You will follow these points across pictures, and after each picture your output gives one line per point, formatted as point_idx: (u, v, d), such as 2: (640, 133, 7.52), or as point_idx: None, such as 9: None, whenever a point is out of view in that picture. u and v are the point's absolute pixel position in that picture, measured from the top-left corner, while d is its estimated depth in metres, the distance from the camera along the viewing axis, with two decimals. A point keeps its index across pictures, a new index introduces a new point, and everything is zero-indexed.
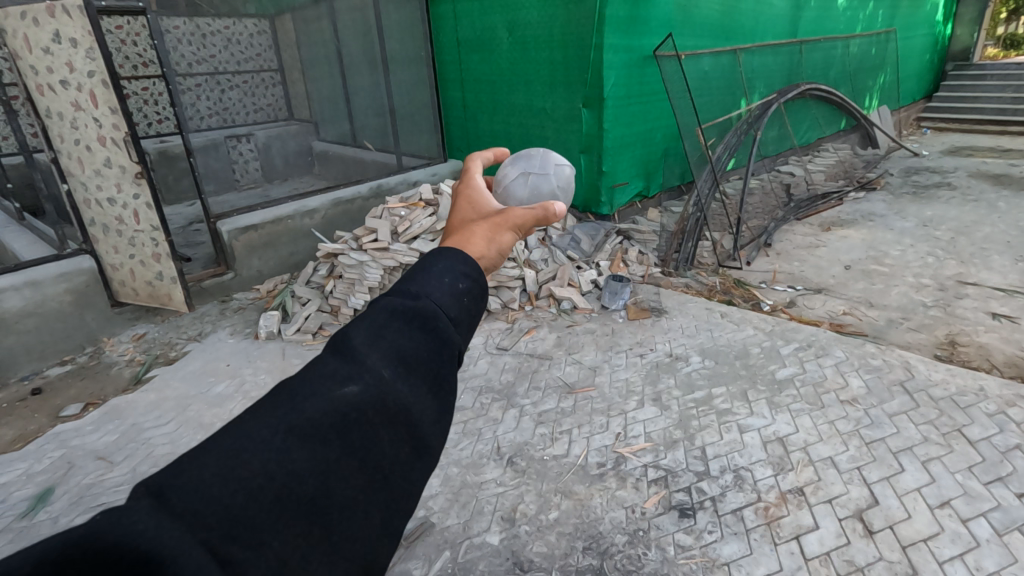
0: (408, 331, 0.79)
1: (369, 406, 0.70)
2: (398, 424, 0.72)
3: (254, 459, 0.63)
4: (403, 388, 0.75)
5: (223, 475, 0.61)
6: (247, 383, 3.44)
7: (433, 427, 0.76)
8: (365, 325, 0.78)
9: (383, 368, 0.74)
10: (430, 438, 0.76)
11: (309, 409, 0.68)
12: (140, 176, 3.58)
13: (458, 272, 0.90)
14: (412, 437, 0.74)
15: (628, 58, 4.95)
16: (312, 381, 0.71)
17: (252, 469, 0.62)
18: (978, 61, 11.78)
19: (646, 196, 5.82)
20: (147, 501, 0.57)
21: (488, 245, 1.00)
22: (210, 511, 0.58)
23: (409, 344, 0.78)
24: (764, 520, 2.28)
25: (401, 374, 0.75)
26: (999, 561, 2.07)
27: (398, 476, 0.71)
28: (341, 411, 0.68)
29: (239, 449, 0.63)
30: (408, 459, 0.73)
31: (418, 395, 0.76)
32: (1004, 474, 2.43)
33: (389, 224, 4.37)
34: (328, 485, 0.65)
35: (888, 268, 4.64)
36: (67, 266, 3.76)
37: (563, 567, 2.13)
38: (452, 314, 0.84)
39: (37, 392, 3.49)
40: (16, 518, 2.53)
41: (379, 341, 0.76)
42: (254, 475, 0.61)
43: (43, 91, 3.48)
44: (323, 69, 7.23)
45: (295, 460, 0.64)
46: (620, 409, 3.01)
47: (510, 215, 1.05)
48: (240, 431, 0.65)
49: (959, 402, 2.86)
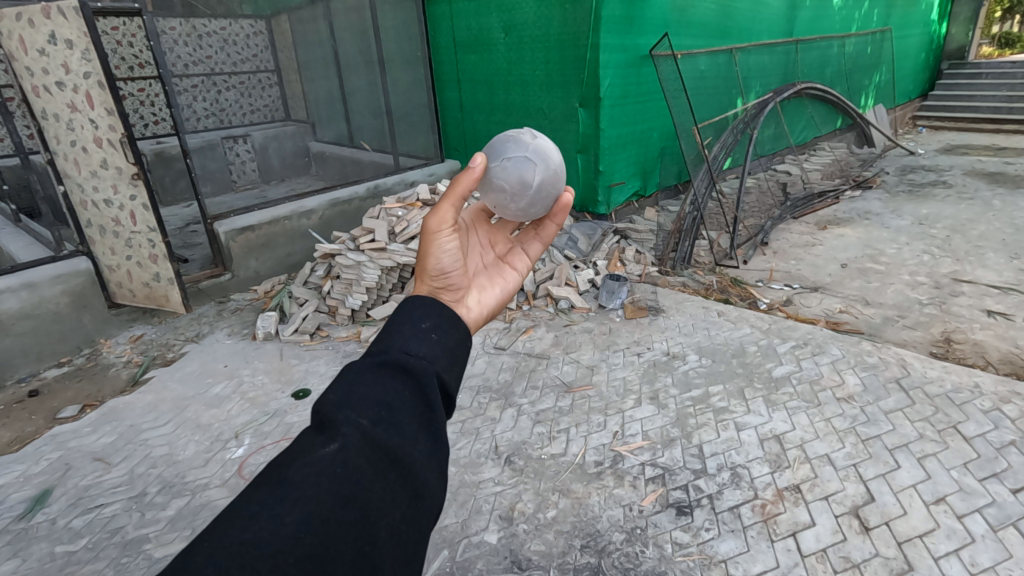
0: (379, 380, 0.84)
1: (354, 458, 0.74)
2: (390, 470, 0.76)
3: (246, 533, 0.66)
4: (388, 433, 0.78)
5: (218, 556, 0.63)
6: (245, 384, 3.44)
7: (429, 465, 0.80)
8: (338, 387, 0.83)
9: (361, 418, 0.78)
10: (427, 476, 0.79)
11: (293, 475, 0.71)
12: (136, 178, 3.57)
13: (419, 316, 0.98)
14: (406, 479, 0.77)
15: (624, 58, 4.97)
16: (294, 449, 0.76)
17: (244, 545, 0.65)
18: (973, 60, 11.83)
19: (644, 195, 5.84)
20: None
21: (423, 277, 1.09)
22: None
23: (384, 389, 0.83)
24: (762, 517, 2.30)
25: (385, 420, 0.79)
26: (993, 557, 2.08)
27: (400, 521, 0.74)
28: (325, 468, 0.72)
29: (229, 526, 0.66)
30: (408, 501, 0.76)
31: (408, 436, 0.80)
32: (999, 469, 2.45)
33: (387, 224, 4.37)
34: (326, 542, 0.68)
35: (884, 266, 4.66)
36: (63, 268, 3.75)
37: (561, 565, 2.14)
38: (420, 354, 0.91)
39: (34, 394, 3.49)
40: (13, 520, 2.53)
41: (354, 397, 0.81)
42: (248, 551, 0.65)
43: (40, 93, 3.48)
44: (320, 68, 7.21)
45: (286, 525, 0.67)
46: (618, 407, 3.02)
47: (421, 227, 1.09)
48: (230, 510, 0.69)
49: (955, 398, 2.88)
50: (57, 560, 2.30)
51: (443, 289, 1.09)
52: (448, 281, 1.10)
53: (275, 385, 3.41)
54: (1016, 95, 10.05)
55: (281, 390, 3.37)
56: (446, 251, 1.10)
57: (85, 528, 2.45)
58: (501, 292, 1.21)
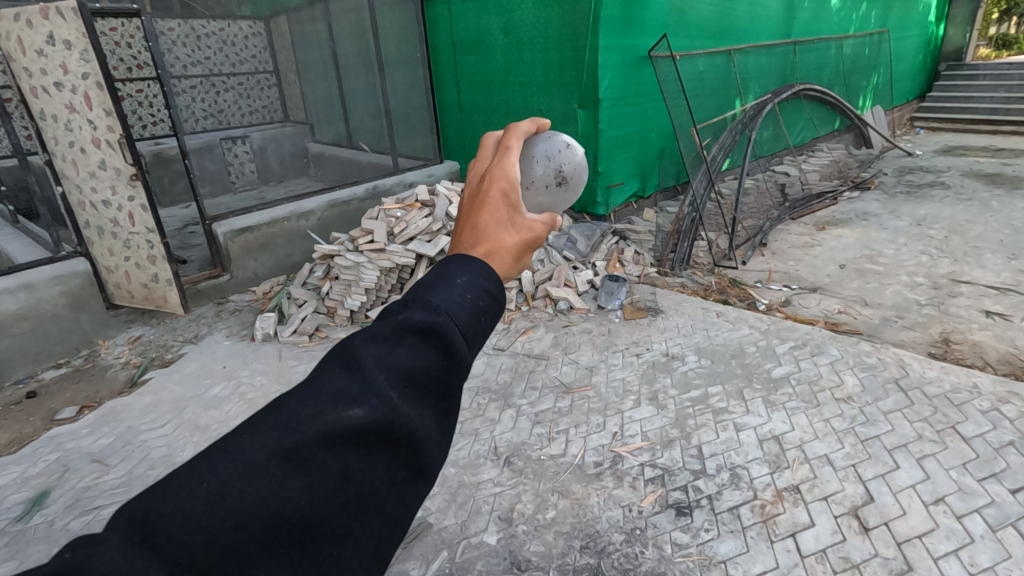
0: (420, 347, 0.72)
1: (371, 431, 0.65)
2: (400, 449, 0.68)
3: (247, 487, 0.60)
4: (411, 411, 0.69)
5: (214, 502, 0.58)
6: (243, 385, 3.43)
7: (437, 451, 0.72)
8: (378, 339, 0.72)
9: (392, 388, 0.68)
10: (432, 462, 0.71)
11: (307, 429, 0.63)
12: (135, 179, 3.56)
13: (481, 287, 0.82)
14: (411, 461, 0.69)
15: (623, 59, 4.97)
16: (316, 395, 0.66)
17: (242, 498, 0.59)
18: (970, 61, 11.86)
19: (642, 195, 5.84)
20: (124, 533, 0.55)
21: (509, 265, 0.91)
22: (197, 544, 0.55)
23: (421, 360, 0.71)
24: (760, 518, 2.30)
25: (410, 395, 0.70)
26: (993, 557, 2.08)
27: (394, 503, 0.68)
28: (341, 435, 0.63)
29: (232, 474, 0.60)
30: (405, 483, 0.69)
31: (426, 417, 0.71)
32: (998, 469, 2.45)
33: (386, 225, 4.37)
34: (323, 514, 0.61)
35: (882, 266, 4.67)
36: (62, 268, 3.75)
37: (561, 566, 2.14)
38: (470, 330, 0.77)
39: (32, 395, 3.48)
40: (11, 522, 2.53)
41: (389, 358, 0.70)
42: (241, 505, 0.58)
43: (38, 93, 3.47)
44: (318, 69, 7.20)
45: (290, 489, 0.60)
46: (617, 408, 3.02)
47: (538, 231, 0.96)
48: (238, 450, 0.62)
49: (953, 399, 2.88)
50: None
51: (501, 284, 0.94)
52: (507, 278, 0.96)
53: (274, 386, 3.41)
54: (1013, 96, 10.09)
55: (280, 391, 3.37)
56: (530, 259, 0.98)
57: (83, 530, 2.44)
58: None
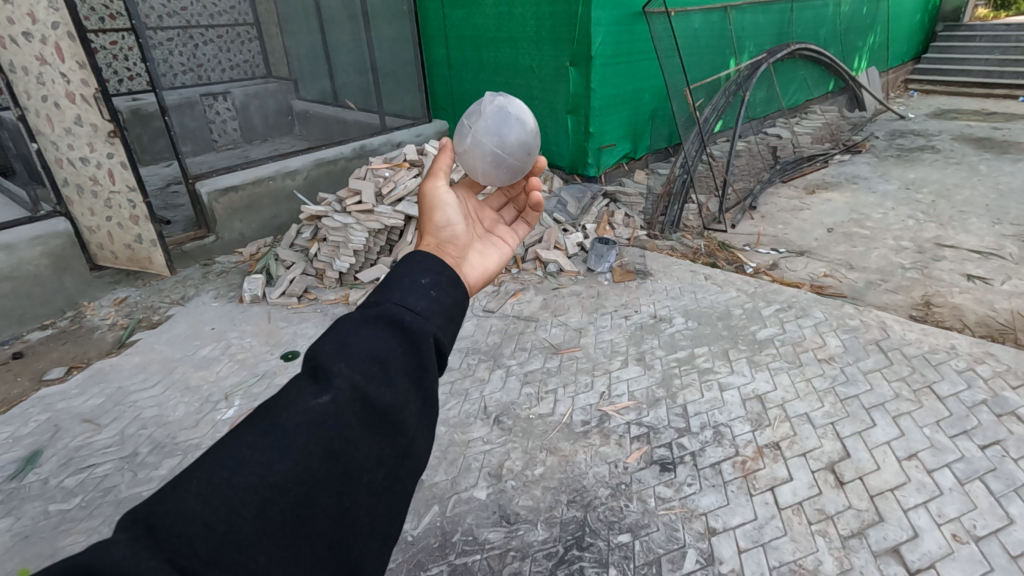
0: (376, 331, 0.83)
1: (343, 413, 0.74)
2: (378, 426, 0.77)
3: (236, 475, 0.68)
4: (378, 389, 0.79)
5: (205, 498, 0.66)
6: (233, 346, 3.43)
7: (417, 425, 0.81)
8: (335, 335, 0.82)
9: (354, 372, 0.78)
10: (413, 436, 0.81)
11: (284, 422, 0.72)
12: (114, 135, 3.48)
13: (419, 271, 0.98)
14: (391, 439, 0.78)
15: (616, 15, 4.83)
16: (287, 396, 0.76)
17: (231, 485, 0.67)
18: (967, 22, 11.68)
19: (633, 157, 5.78)
20: (128, 534, 0.62)
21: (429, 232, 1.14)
22: (196, 535, 0.64)
23: (380, 345, 0.82)
24: (741, 473, 2.37)
25: (378, 376, 0.79)
26: (960, 508, 2.18)
27: (382, 477, 0.77)
28: (317, 420, 0.73)
29: (218, 469, 0.68)
30: (393, 460, 0.78)
31: (401, 393, 0.80)
32: (969, 427, 2.54)
33: (373, 186, 4.30)
34: (310, 493, 0.70)
35: (869, 230, 4.70)
36: (41, 228, 3.67)
37: (547, 519, 2.21)
38: (419, 309, 0.90)
39: (18, 356, 3.46)
40: (5, 479, 2.55)
41: (346, 349, 0.80)
42: (234, 495, 0.66)
43: (6, 44, 3.32)
44: (301, 22, 6.95)
45: (276, 472, 0.69)
46: (605, 368, 3.07)
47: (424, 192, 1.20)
48: (220, 452, 0.70)
49: (931, 359, 2.96)
50: (50, 519, 2.33)
51: (443, 241, 1.12)
52: (454, 234, 1.15)
53: (264, 347, 3.41)
54: (1008, 59, 10.00)
55: (270, 352, 3.38)
56: (448, 205, 1.17)
57: (78, 488, 2.47)
58: (499, 258, 1.27)
